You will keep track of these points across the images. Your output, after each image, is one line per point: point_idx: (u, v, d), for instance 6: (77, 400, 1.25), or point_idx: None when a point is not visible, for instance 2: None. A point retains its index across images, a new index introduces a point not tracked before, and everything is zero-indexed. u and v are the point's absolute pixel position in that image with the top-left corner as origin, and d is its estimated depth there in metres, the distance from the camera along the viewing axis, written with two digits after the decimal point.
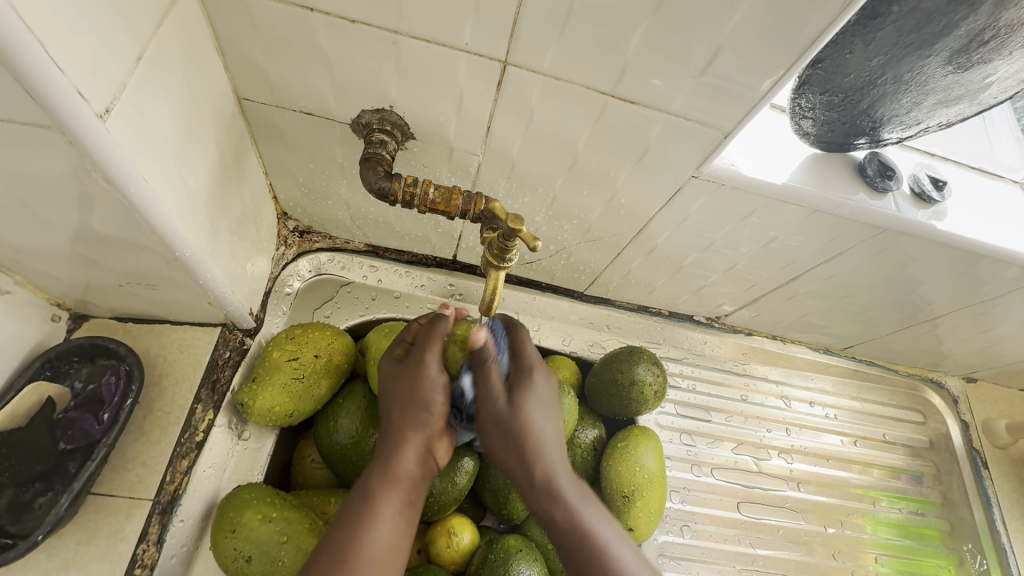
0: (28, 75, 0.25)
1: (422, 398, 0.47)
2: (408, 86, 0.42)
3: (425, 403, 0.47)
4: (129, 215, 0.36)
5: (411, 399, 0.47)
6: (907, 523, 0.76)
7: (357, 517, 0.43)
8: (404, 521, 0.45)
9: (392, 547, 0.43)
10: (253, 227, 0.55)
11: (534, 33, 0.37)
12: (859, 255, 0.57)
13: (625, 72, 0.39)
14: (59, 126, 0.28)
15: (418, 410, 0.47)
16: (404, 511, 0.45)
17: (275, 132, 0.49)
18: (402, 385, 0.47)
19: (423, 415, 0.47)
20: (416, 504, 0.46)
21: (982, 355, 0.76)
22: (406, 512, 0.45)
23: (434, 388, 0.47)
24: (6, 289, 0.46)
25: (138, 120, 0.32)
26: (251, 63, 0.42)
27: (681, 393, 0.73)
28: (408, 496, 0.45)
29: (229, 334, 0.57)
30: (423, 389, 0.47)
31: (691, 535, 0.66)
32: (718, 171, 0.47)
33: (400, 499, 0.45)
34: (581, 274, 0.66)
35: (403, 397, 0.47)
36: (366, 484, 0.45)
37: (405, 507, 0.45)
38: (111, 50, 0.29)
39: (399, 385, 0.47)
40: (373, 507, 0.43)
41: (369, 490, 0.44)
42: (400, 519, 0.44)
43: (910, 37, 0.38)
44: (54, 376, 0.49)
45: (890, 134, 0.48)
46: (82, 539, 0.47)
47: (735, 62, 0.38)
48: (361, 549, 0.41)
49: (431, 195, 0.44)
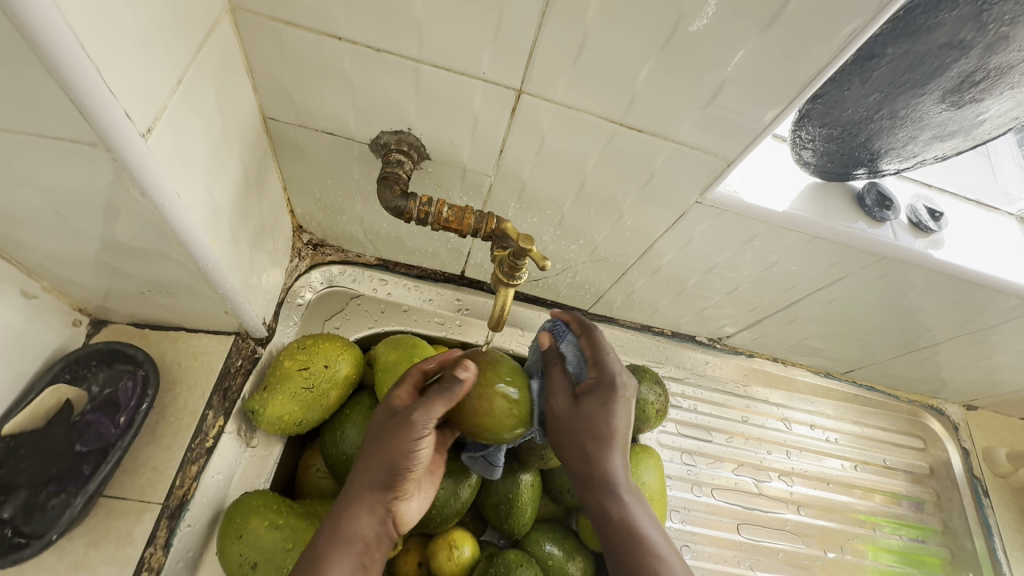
0: (83, 100, 0.27)
1: (397, 464, 0.43)
2: (426, 111, 0.44)
3: (398, 470, 0.43)
4: (159, 228, 0.38)
5: (383, 463, 0.43)
6: (908, 550, 0.76)
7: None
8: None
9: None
10: (269, 240, 0.57)
11: (548, 65, 0.39)
12: (859, 281, 0.58)
13: (633, 102, 0.41)
14: (104, 144, 0.30)
15: (387, 473, 0.43)
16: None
17: (296, 150, 0.51)
18: (379, 444, 0.43)
19: (391, 480, 0.43)
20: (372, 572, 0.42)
21: (981, 382, 0.77)
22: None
23: (415, 458, 0.43)
24: (33, 294, 0.47)
25: (173, 139, 0.34)
26: (279, 86, 0.44)
27: (682, 413, 0.74)
28: (362, 563, 0.41)
29: (242, 343, 0.58)
30: (397, 452, 0.42)
31: (691, 555, 0.66)
32: (721, 197, 0.49)
33: (352, 566, 0.41)
34: (586, 293, 0.68)
35: (373, 457, 0.43)
36: (316, 546, 0.41)
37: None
38: (156, 75, 0.31)
39: (373, 445, 0.44)
40: (324, 573, 0.39)
41: (320, 555, 0.40)
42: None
43: (904, 77, 0.40)
44: (73, 379, 0.50)
45: (887, 165, 0.50)
46: (91, 541, 0.48)
47: (738, 96, 0.40)
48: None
49: (444, 214, 0.46)
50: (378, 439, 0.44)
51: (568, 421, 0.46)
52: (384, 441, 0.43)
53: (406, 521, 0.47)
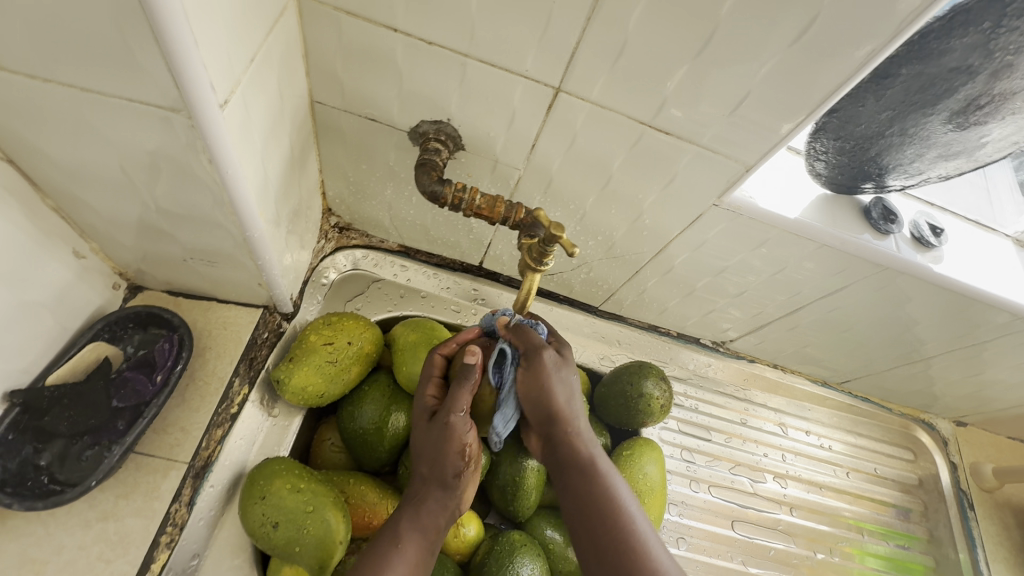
0: (182, 68, 0.30)
1: (451, 460, 0.49)
2: (467, 103, 0.47)
3: (454, 466, 0.49)
4: (217, 194, 0.41)
5: (440, 458, 0.49)
6: (893, 556, 0.78)
7: (382, 552, 0.46)
8: (423, 563, 0.47)
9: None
10: (303, 219, 0.59)
11: (587, 67, 0.42)
12: (861, 291, 0.61)
13: (663, 106, 0.44)
14: (188, 112, 0.33)
15: (444, 469, 0.49)
16: (424, 556, 0.47)
17: (337, 134, 0.54)
18: (433, 441, 0.49)
19: (451, 476, 0.49)
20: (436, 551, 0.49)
21: (971, 398, 0.80)
22: (427, 555, 0.47)
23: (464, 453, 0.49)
24: (82, 254, 0.50)
25: (243, 115, 0.37)
26: (330, 71, 0.47)
27: (683, 411, 0.76)
28: (432, 542, 0.48)
29: (269, 316, 0.61)
30: (450, 451, 0.49)
31: (686, 547, 0.69)
32: (737, 202, 0.52)
33: (423, 543, 0.48)
34: (599, 289, 0.70)
35: (431, 453, 0.49)
36: (394, 521, 0.48)
37: (426, 550, 0.48)
38: (237, 53, 0.34)
39: (431, 440, 0.49)
40: (400, 544, 0.47)
41: (398, 527, 0.48)
42: (423, 554, 0.47)
43: (916, 96, 0.44)
44: (111, 338, 0.53)
45: (893, 181, 0.53)
46: (121, 493, 0.50)
47: (760, 106, 0.43)
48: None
49: (477, 201, 0.49)
50: (435, 439, 0.49)
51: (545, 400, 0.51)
52: (440, 444, 0.49)
53: (468, 506, 0.53)
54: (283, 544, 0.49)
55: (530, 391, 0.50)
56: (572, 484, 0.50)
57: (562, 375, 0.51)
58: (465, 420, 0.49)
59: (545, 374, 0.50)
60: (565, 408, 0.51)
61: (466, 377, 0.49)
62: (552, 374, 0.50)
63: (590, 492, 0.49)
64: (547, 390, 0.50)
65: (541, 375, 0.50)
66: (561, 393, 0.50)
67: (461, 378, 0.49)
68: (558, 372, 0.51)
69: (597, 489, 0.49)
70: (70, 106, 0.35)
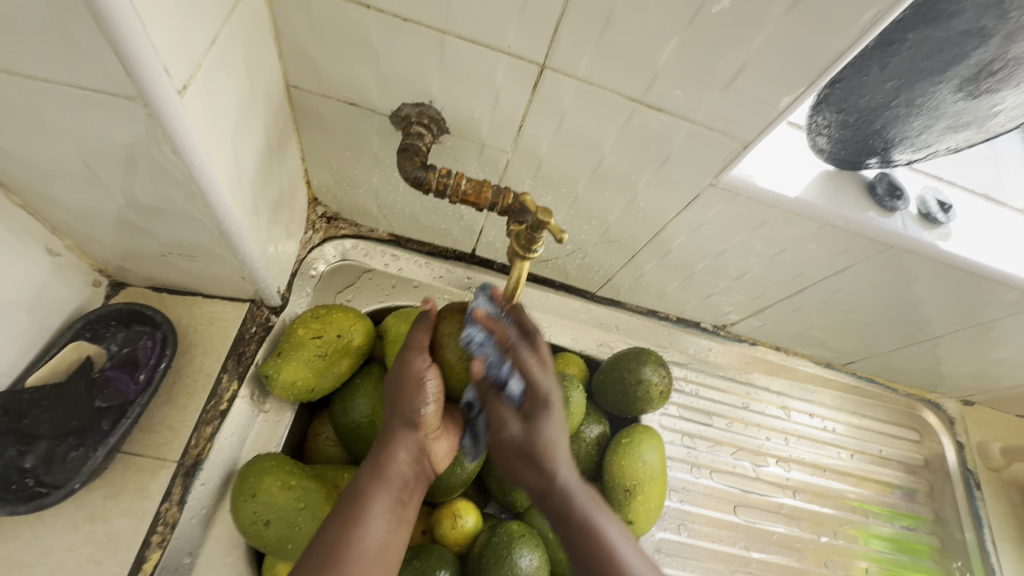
0: (131, 51, 0.29)
1: (414, 401, 0.48)
2: (448, 83, 0.45)
3: (416, 408, 0.48)
4: (185, 185, 0.39)
5: (401, 400, 0.48)
6: (898, 537, 0.77)
7: (350, 514, 0.44)
8: (395, 518, 0.46)
9: (382, 544, 0.45)
10: (287, 210, 0.57)
11: (571, 41, 0.40)
12: (866, 271, 0.59)
13: (654, 81, 0.42)
14: (143, 99, 0.32)
15: (407, 413, 0.48)
16: (395, 509, 0.46)
17: (317, 119, 0.52)
18: (397, 386, 0.49)
19: (413, 417, 0.48)
20: (409, 505, 0.48)
21: (979, 377, 0.78)
22: (398, 511, 0.47)
23: (427, 394, 0.48)
24: (57, 252, 0.49)
25: (206, 102, 0.36)
26: (304, 53, 0.45)
27: (684, 397, 0.75)
28: (399, 496, 0.47)
29: (256, 310, 0.59)
30: (411, 393, 0.48)
31: (687, 533, 0.68)
32: (734, 180, 0.50)
33: (391, 498, 0.46)
34: (595, 274, 0.68)
35: (393, 399, 0.49)
36: (359, 480, 0.47)
37: (396, 506, 0.47)
38: (195, 36, 0.33)
39: (393, 386, 0.49)
40: (364, 502, 0.45)
41: (361, 485, 0.46)
42: (392, 517, 0.46)
43: (924, 63, 0.41)
44: (93, 337, 0.52)
45: (899, 155, 0.50)
46: (109, 494, 0.49)
47: (757, 78, 0.40)
48: (356, 549, 0.43)
49: (463, 186, 0.47)
50: (395, 382, 0.49)
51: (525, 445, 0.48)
52: (399, 386, 0.48)
53: (441, 462, 0.51)
54: (274, 541, 0.48)
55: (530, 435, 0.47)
56: (563, 510, 0.48)
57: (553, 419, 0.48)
58: (421, 357, 0.49)
59: (540, 415, 0.48)
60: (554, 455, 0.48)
61: (423, 323, 0.50)
62: (550, 414, 0.48)
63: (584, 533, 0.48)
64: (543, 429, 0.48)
65: (538, 414, 0.48)
66: (556, 432, 0.48)
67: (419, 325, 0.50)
68: (544, 416, 0.48)
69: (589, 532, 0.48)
70: (23, 97, 0.33)
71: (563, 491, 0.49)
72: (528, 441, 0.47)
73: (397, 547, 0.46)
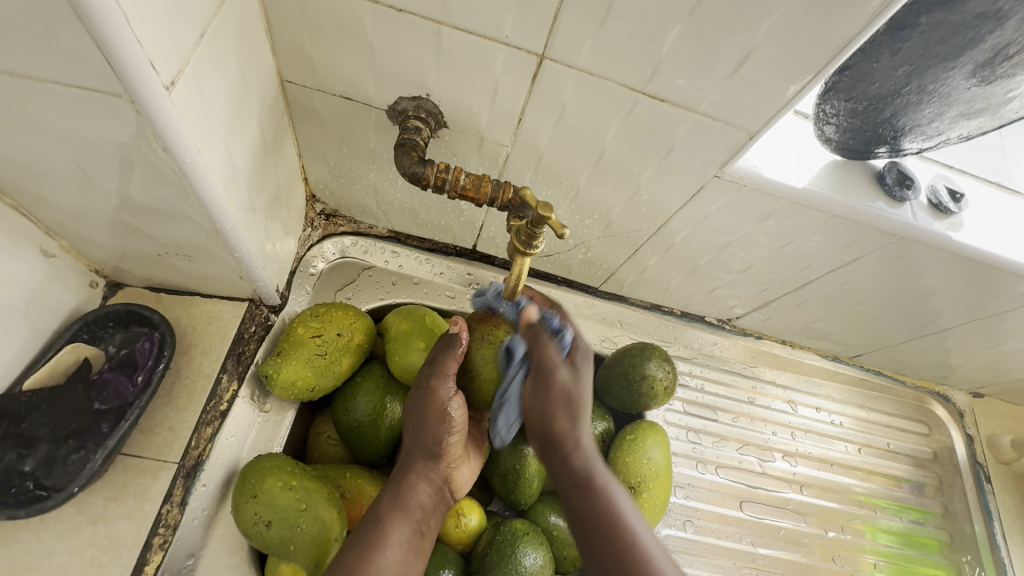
0: (116, 47, 0.28)
1: (436, 432, 0.50)
2: (446, 76, 0.44)
3: (438, 439, 0.50)
4: (177, 184, 0.39)
5: (422, 430, 0.49)
6: (907, 531, 0.77)
7: (369, 542, 0.45)
8: (413, 549, 0.47)
9: (399, 574, 0.45)
10: (284, 207, 0.56)
11: (571, 30, 0.39)
12: (875, 262, 0.58)
13: (657, 70, 0.41)
14: (130, 96, 0.31)
15: (428, 443, 0.50)
16: (413, 540, 0.47)
17: (313, 115, 0.51)
18: (416, 416, 0.50)
19: (435, 448, 0.50)
20: (427, 535, 0.49)
21: (989, 369, 0.77)
22: (416, 541, 0.47)
23: (448, 424, 0.49)
24: (52, 253, 0.48)
25: (196, 97, 0.35)
26: (297, 46, 0.44)
27: (689, 392, 0.74)
28: (419, 526, 0.48)
29: (255, 309, 0.58)
30: (433, 423, 0.49)
31: (693, 530, 0.67)
32: (740, 172, 0.48)
33: (409, 528, 0.47)
34: (598, 269, 0.67)
35: (414, 428, 0.51)
36: (378, 507, 0.48)
37: (415, 537, 0.47)
38: (183, 30, 0.32)
39: (413, 416, 0.51)
40: (384, 530, 0.46)
41: (381, 513, 0.47)
42: (410, 547, 0.47)
43: (937, 48, 0.40)
44: (91, 339, 0.51)
45: (909, 144, 0.49)
46: (110, 496, 0.49)
47: (764, 66, 0.39)
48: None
49: (462, 181, 0.46)
50: (416, 412, 0.50)
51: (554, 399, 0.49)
52: (421, 414, 0.49)
53: (462, 487, 0.53)
54: (276, 542, 0.48)
55: (555, 395, 0.49)
56: (565, 474, 0.50)
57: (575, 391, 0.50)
58: (447, 387, 0.49)
59: (581, 363, 0.50)
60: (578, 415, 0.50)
61: (449, 349, 0.49)
62: (572, 388, 0.50)
63: (598, 509, 0.48)
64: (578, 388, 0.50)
65: (578, 370, 0.50)
66: (590, 379, 0.51)
67: (447, 347, 0.49)
68: (585, 363, 0.51)
69: (603, 509, 0.48)
70: (7, 95, 0.32)
71: (578, 451, 0.50)
72: (573, 388, 0.50)
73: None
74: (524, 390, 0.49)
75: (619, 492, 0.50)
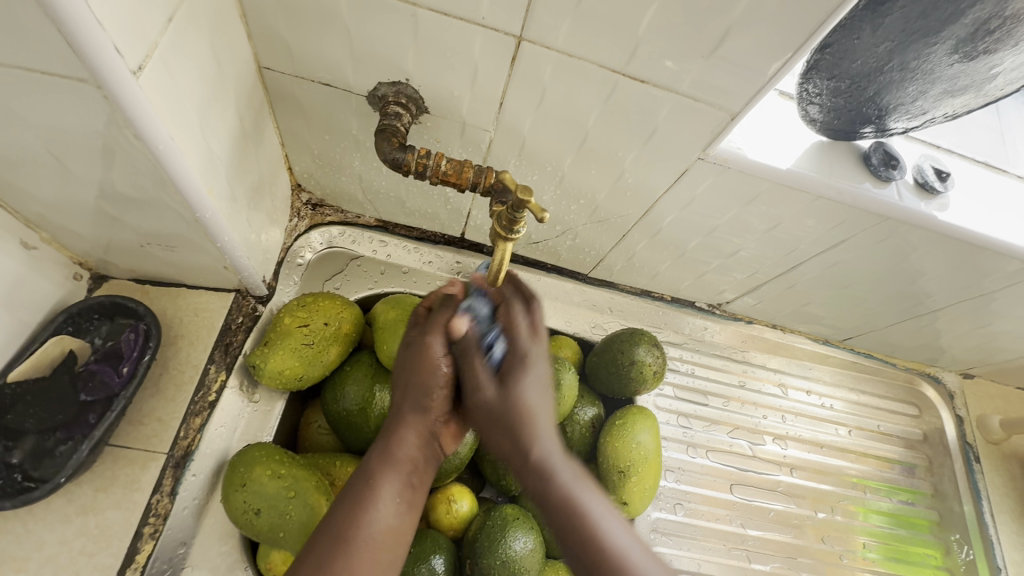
0: (76, 30, 0.28)
1: (426, 384, 0.47)
2: (424, 60, 0.44)
3: (428, 392, 0.47)
4: (152, 171, 0.38)
5: (415, 384, 0.47)
6: (897, 512, 0.77)
7: (359, 498, 0.43)
8: (404, 502, 0.45)
9: (391, 529, 0.44)
10: (268, 197, 0.56)
11: (548, 10, 0.38)
12: (863, 244, 0.58)
13: (636, 50, 0.40)
14: (96, 81, 0.31)
15: (419, 396, 0.47)
16: (404, 494, 0.46)
17: (293, 103, 0.51)
18: (410, 368, 0.48)
19: (425, 402, 0.47)
20: (419, 488, 0.47)
21: (978, 350, 0.77)
22: (407, 495, 0.46)
23: (442, 377, 0.47)
24: (32, 245, 0.48)
25: (167, 84, 0.35)
26: (273, 32, 0.43)
27: (680, 377, 0.75)
28: (409, 480, 0.46)
29: (243, 300, 0.58)
30: (427, 377, 0.47)
31: (684, 513, 0.68)
32: (724, 154, 0.48)
33: (401, 482, 0.45)
34: (587, 255, 0.67)
35: (407, 381, 0.48)
36: (367, 464, 0.46)
37: (406, 490, 0.46)
38: (146, 13, 0.32)
39: (405, 370, 0.48)
40: (375, 485, 0.44)
41: (371, 469, 0.45)
42: (401, 501, 0.45)
43: (918, 23, 0.40)
44: (76, 331, 0.51)
45: (895, 123, 0.49)
46: (100, 487, 0.49)
47: (743, 45, 0.39)
48: (363, 532, 0.42)
49: (443, 166, 0.45)
50: (412, 364, 0.48)
51: (499, 409, 0.45)
52: (418, 368, 0.47)
53: (450, 446, 0.50)
54: (266, 529, 0.48)
55: (505, 399, 0.45)
56: (539, 492, 0.44)
57: (531, 380, 0.46)
58: (441, 342, 0.48)
59: (517, 376, 0.46)
60: (531, 420, 0.45)
61: (445, 304, 0.49)
62: (527, 374, 0.46)
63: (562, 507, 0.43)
64: (518, 393, 0.45)
65: (515, 374, 0.46)
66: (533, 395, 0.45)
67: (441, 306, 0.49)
68: (520, 375, 0.46)
69: (567, 507, 0.43)
70: None
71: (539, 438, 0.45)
72: (502, 406, 0.45)
73: (404, 532, 0.45)
74: (474, 387, 0.46)
75: (588, 491, 0.45)
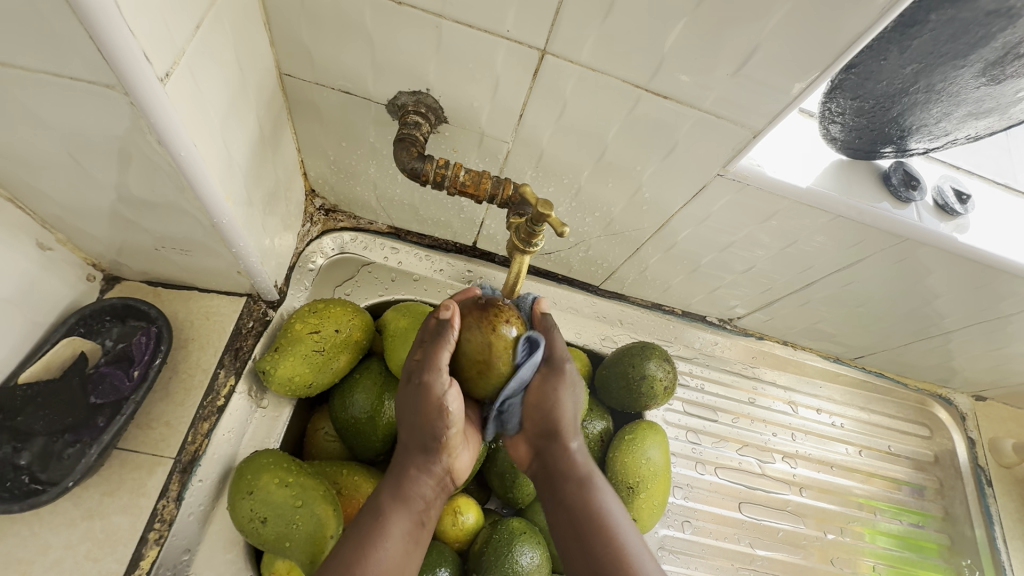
0: (106, 36, 0.28)
1: (433, 424, 0.45)
2: (446, 71, 0.44)
3: (436, 431, 0.46)
4: (172, 177, 0.38)
5: (422, 423, 0.46)
6: (907, 535, 0.76)
7: (366, 537, 0.43)
8: (412, 540, 0.45)
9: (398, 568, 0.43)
10: (283, 203, 0.56)
11: (573, 24, 0.38)
12: (880, 263, 0.57)
13: (660, 66, 0.40)
14: (123, 87, 0.31)
15: (427, 437, 0.46)
16: (413, 532, 0.45)
17: (312, 109, 0.50)
18: (414, 405, 0.46)
19: (434, 442, 0.46)
20: (427, 526, 0.47)
21: (992, 372, 0.76)
22: (416, 533, 0.45)
23: (447, 416, 0.45)
24: (48, 246, 0.48)
25: (193, 91, 0.35)
26: (297, 40, 0.43)
27: (689, 391, 0.74)
28: (420, 518, 0.46)
29: (254, 304, 0.58)
30: (433, 415, 0.45)
31: (691, 531, 0.67)
32: (743, 170, 0.48)
33: (410, 519, 0.45)
34: (598, 267, 0.67)
35: (413, 417, 0.46)
36: (378, 500, 0.45)
37: (415, 528, 0.45)
38: (175, 20, 0.32)
39: (409, 405, 0.46)
40: (384, 522, 0.44)
41: (381, 507, 0.45)
42: (410, 538, 0.45)
43: (946, 46, 0.39)
44: (88, 333, 0.51)
45: (916, 144, 0.48)
46: (106, 491, 0.48)
47: (769, 64, 0.39)
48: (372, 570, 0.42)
49: (461, 177, 0.45)
50: (415, 401, 0.46)
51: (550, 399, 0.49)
52: (423, 407, 0.45)
53: (462, 473, 0.50)
54: (271, 539, 0.47)
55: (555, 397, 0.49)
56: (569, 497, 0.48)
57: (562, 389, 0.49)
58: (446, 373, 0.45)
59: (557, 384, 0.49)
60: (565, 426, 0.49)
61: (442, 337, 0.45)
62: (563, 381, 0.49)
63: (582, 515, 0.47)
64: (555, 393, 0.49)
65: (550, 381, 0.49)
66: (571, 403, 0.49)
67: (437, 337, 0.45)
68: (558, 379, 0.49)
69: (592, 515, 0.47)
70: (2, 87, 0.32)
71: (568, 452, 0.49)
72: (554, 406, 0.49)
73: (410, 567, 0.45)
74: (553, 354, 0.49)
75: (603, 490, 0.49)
